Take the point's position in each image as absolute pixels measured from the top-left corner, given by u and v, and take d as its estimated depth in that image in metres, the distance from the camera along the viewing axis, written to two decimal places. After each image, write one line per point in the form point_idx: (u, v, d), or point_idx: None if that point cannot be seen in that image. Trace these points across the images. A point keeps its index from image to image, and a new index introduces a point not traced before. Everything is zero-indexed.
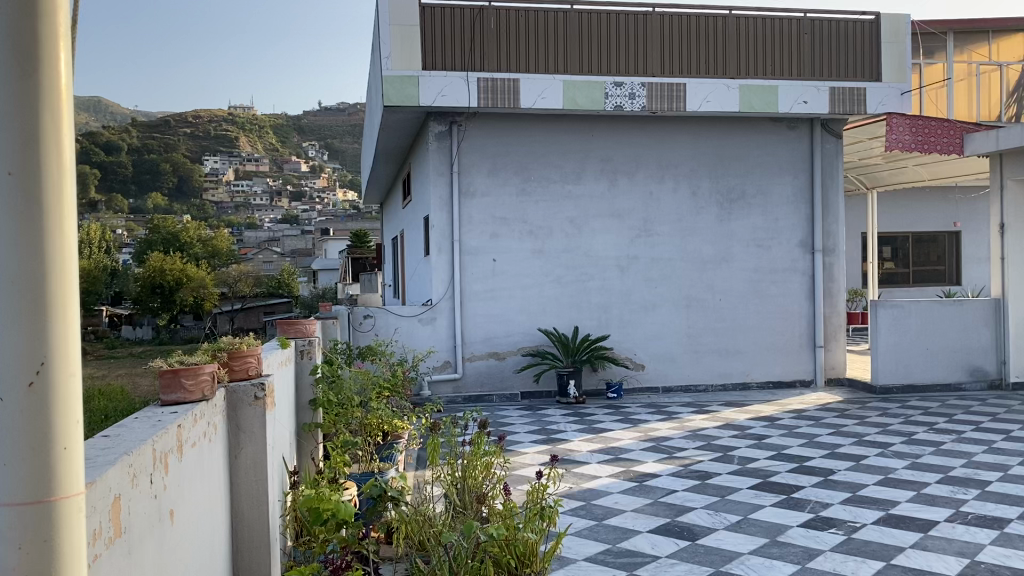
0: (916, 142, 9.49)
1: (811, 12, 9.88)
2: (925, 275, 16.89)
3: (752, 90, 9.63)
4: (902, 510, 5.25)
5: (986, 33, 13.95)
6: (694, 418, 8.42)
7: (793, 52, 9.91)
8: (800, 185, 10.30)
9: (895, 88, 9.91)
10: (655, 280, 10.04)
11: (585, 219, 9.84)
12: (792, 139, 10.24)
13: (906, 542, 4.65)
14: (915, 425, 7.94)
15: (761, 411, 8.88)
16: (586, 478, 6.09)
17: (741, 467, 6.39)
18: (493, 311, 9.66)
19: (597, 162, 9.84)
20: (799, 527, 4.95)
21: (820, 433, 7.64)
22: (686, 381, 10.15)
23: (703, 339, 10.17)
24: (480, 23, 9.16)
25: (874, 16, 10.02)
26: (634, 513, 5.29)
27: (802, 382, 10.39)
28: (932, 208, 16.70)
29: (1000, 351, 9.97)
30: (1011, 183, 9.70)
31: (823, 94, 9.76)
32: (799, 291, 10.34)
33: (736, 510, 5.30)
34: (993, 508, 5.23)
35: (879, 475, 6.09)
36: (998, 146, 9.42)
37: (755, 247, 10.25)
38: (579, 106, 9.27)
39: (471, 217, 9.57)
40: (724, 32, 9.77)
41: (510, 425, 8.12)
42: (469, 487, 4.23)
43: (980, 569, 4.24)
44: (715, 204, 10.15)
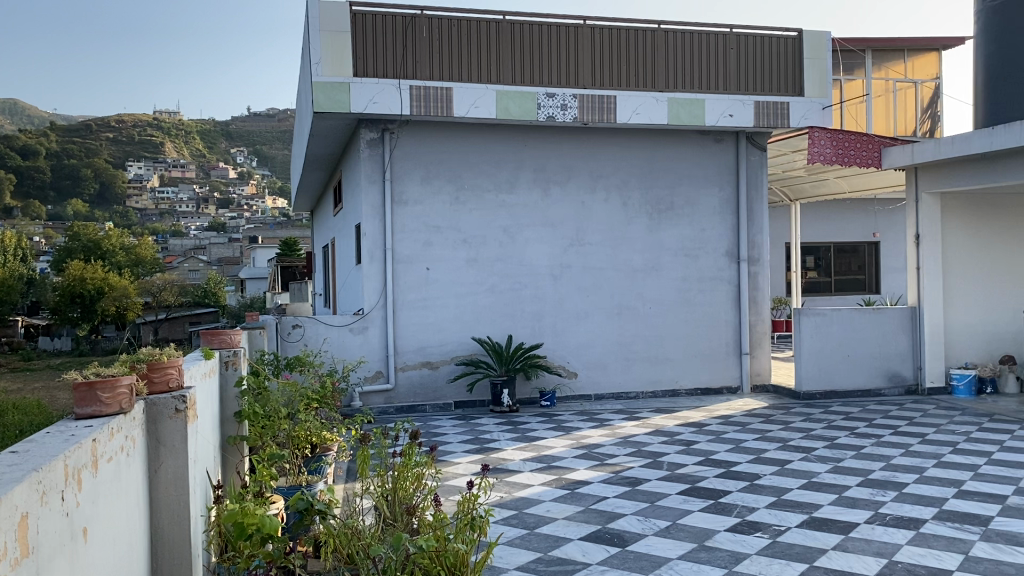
0: (836, 154, 9.79)
1: (737, 27, 10.11)
2: (847, 283, 17.42)
3: (680, 103, 9.86)
4: (824, 513, 5.39)
5: (902, 51, 14.45)
6: (625, 425, 8.51)
7: (720, 66, 10.13)
8: (727, 196, 10.54)
9: (817, 103, 10.25)
10: (587, 289, 10.12)
11: (519, 229, 9.88)
12: (719, 151, 10.47)
13: (828, 544, 4.78)
14: (838, 430, 8.18)
15: (690, 417, 9.02)
16: (518, 487, 6.09)
17: (671, 473, 6.48)
18: (425, 320, 9.60)
19: (530, 172, 9.89)
20: (726, 532, 5.04)
21: (746, 438, 7.80)
22: (618, 388, 10.25)
23: (635, 347, 10.29)
24: (412, 31, 9.11)
25: (797, 32, 10.31)
26: (565, 521, 5.30)
27: (729, 389, 10.60)
28: (852, 220, 17.29)
29: (917, 357, 10.35)
30: (925, 196, 10.12)
31: (748, 108, 10.04)
32: (726, 300, 10.56)
33: (666, 516, 5.37)
34: (909, 509, 5.42)
35: (803, 479, 6.25)
36: (913, 159, 9.80)
37: (684, 257, 10.43)
38: (512, 116, 9.34)
39: (403, 225, 9.50)
40: (654, 46, 9.94)
41: (442, 435, 8.06)
42: (399, 499, 4.18)
43: (897, 568, 4.37)
44: (646, 214, 10.30)
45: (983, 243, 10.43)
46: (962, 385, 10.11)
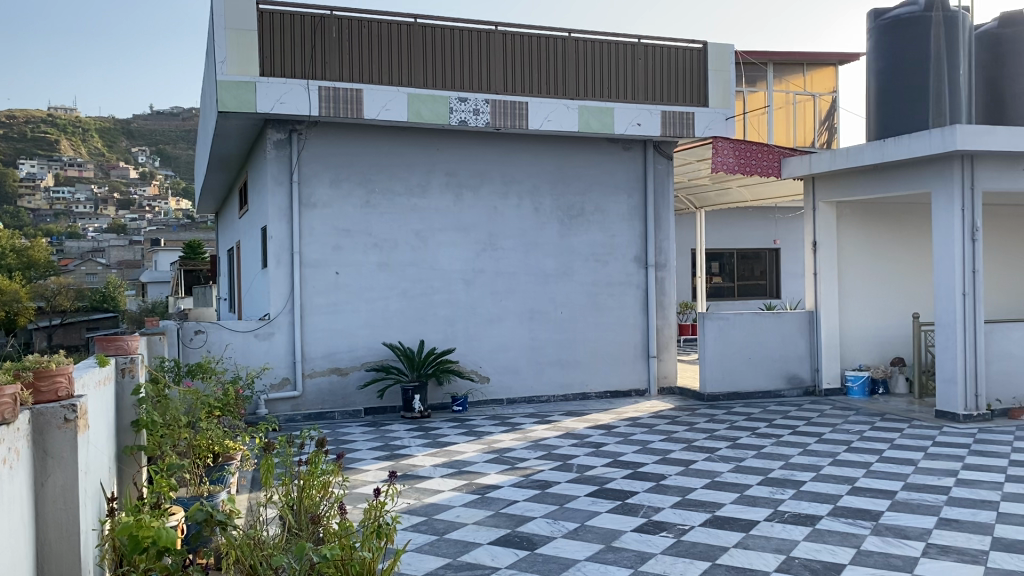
0: (739, 164, 10.12)
1: (645, 38, 10.33)
2: (749, 288, 18.01)
3: (590, 112, 10.02)
4: (726, 511, 5.54)
5: (801, 65, 14.98)
6: (536, 429, 8.55)
7: (628, 75, 10.33)
8: (635, 203, 10.75)
9: (721, 114, 10.57)
10: (499, 293, 10.15)
11: (430, 233, 9.83)
12: (628, 159, 10.67)
13: (729, 542, 4.92)
14: (739, 430, 8.42)
15: (599, 419, 9.15)
16: (428, 493, 6.05)
17: (580, 475, 6.55)
18: (335, 325, 9.45)
19: (442, 176, 9.86)
20: (632, 532, 5.12)
21: (653, 439, 7.97)
22: (529, 392, 10.31)
23: (546, 350, 10.37)
24: (321, 32, 8.97)
25: (701, 44, 10.60)
26: (475, 526, 5.29)
27: (637, 392, 10.80)
28: (754, 227, 17.89)
29: (814, 359, 10.76)
30: (822, 205, 10.53)
31: (656, 117, 10.30)
32: (634, 304, 10.76)
33: (574, 518, 5.42)
34: (806, 507, 5.63)
35: (707, 479, 6.42)
36: (810, 170, 10.21)
37: (594, 262, 10.58)
38: (423, 119, 9.29)
39: (312, 228, 9.34)
40: (564, 54, 10.07)
41: (351, 442, 7.94)
42: (305, 508, 4.09)
43: (794, 564, 4.53)
44: (557, 219, 10.41)
45: (874, 250, 10.93)
46: (856, 386, 10.59)
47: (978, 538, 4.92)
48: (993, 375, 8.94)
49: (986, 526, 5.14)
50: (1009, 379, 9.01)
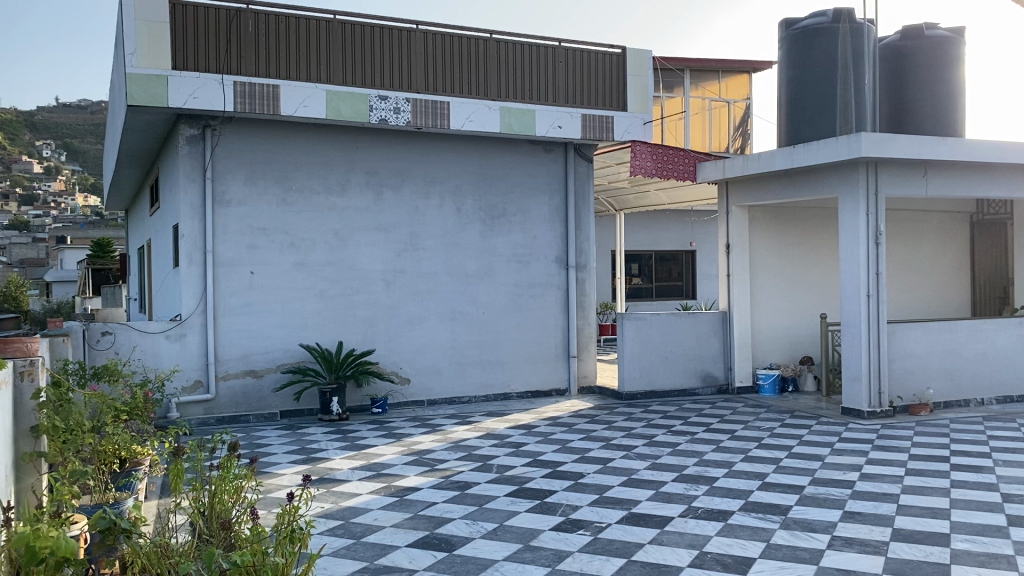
0: (656, 168, 10.31)
1: (565, 41, 10.43)
2: (666, 290, 18.38)
3: (511, 113, 10.07)
4: (642, 508, 5.64)
5: (717, 72, 15.36)
6: (456, 430, 8.54)
7: (549, 77, 10.41)
8: (555, 204, 10.85)
9: (639, 118, 10.76)
10: (420, 294, 10.10)
11: (350, 232, 9.71)
12: (549, 161, 10.75)
13: (645, 538, 5.01)
14: (656, 428, 8.59)
15: (519, 419, 9.19)
16: (345, 496, 5.97)
17: (500, 475, 6.57)
18: (251, 326, 9.24)
19: (361, 175, 9.75)
20: (550, 531, 5.17)
21: (572, 438, 8.05)
22: (450, 393, 10.28)
23: (467, 351, 10.36)
24: (237, 25, 8.75)
25: (620, 49, 10.77)
26: (393, 528, 5.25)
27: (558, 391, 10.90)
28: (671, 229, 18.27)
29: (727, 359, 11.05)
30: (735, 209, 10.85)
31: (576, 120, 10.41)
32: (555, 304, 10.85)
33: (493, 518, 5.43)
34: (719, 502, 5.77)
35: (624, 476, 6.52)
36: (724, 174, 10.50)
37: (515, 263, 10.63)
38: (343, 117, 9.18)
39: (226, 227, 9.11)
40: (486, 54, 10.08)
41: (266, 446, 7.77)
42: (216, 514, 3.98)
43: (707, 558, 4.65)
44: (478, 220, 10.41)
45: (784, 252, 11.30)
46: (767, 384, 10.90)
47: (879, 529, 5.14)
48: (895, 373, 9.34)
49: (886, 517, 5.37)
50: (910, 377, 9.43)
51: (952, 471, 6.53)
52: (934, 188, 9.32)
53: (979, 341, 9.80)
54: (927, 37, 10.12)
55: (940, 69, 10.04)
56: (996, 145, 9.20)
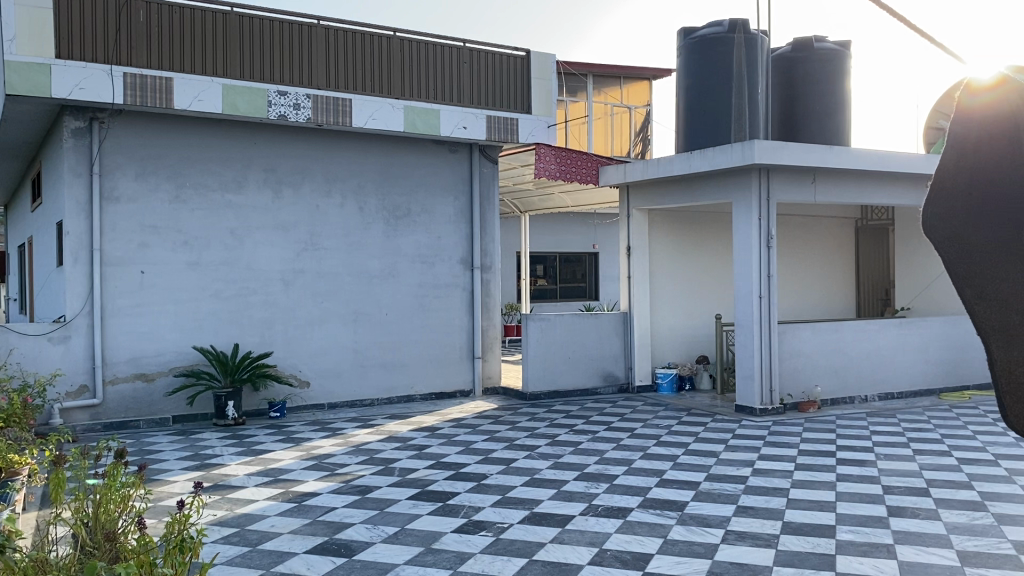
0: (560, 170, 10.42)
1: (469, 42, 10.43)
2: (569, 291, 18.61)
3: (415, 112, 10.01)
4: (544, 507, 5.69)
5: (619, 78, 15.68)
6: (357, 433, 8.40)
7: (453, 77, 10.37)
8: (460, 205, 10.82)
9: (543, 121, 10.87)
10: (321, 295, 9.90)
11: (247, 231, 9.45)
12: (454, 161, 10.72)
13: (546, 537, 5.05)
14: (559, 428, 8.67)
15: (422, 422, 9.12)
16: (240, 503, 5.79)
17: (401, 479, 6.50)
18: (140, 327, 8.87)
19: (259, 172, 9.51)
20: (452, 533, 5.15)
21: (475, 439, 8.05)
22: (352, 396, 10.10)
23: (369, 354, 10.21)
24: (127, 15, 8.39)
25: (525, 53, 10.85)
26: (290, 535, 5.13)
27: (462, 393, 10.87)
28: (574, 231, 18.52)
29: (628, 358, 11.26)
30: (636, 213, 11.09)
31: (481, 121, 10.45)
32: (459, 305, 10.81)
33: (394, 522, 5.37)
34: (619, 500, 5.87)
35: (526, 476, 6.55)
36: (625, 177, 10.73)
37: (419, 264, 10.54)
38: (240, 112, 8.94)
39: (115, 224, 8.73)
40: (389, 53, 9.98)
41: (157, 452, 7.46)
42: (100, 525, 3.78)
43: (606, 556, 4.72)
44: (381, 220, 10.28)
45: (682, 255, 11.61)
46: (665, 383, 11.17)
47: (770, 523, 5.33)
48: (786, 371, 9.73)
49: (777, 511, 5.57)
50: (799, 375, 9.83)
51: (838, 466, 6.84)
52: (821, 194, 9.75)
53: (863, 341, 10.29)
54: (816, 50, 10.57)
55: (828, 80, 10.50)
56: (879, 155, 9.68)
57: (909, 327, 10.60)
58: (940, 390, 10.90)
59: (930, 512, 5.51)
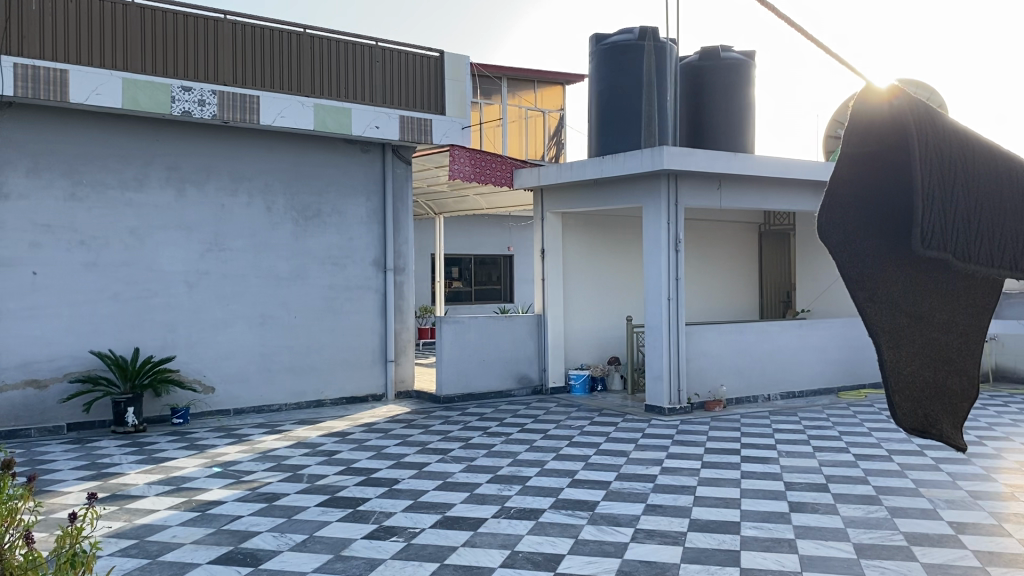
0: (474, 173, 10.41)
1: (382, 41, 10.31)
2: (484, 293, 18.62)
3: (326, 111, 9.86)
4: (456, 511, 5.65)
5: (533, 82, 15.81)
6: (265, 439, 8.20)
7: (365, 77, 10.24)
8: (372, 206, 10.68)
9: (457, 122, 10.83)
10: (226, 297, 9.62)
11: (148, 230, 9.11)
12: (366, 162, 10.58)
13: (457, 541, 5.02)
14: (472, 430, 8.66)
15: (333, 427, 8.96)
16: (139, 514, 5.57)
17: (310, 485, 6.36)
18: (32, 331, 8.45)
19: (162, 170, 9.18)
20: (362, 539, 5.07)
21: (387, 444, 7.96)
22: (259, 401, 9.85)
23: (278, 357, 9.97)
24: (18, 2, 7.99)
25: (438, 54, 10.80)
26: (192, 545, 4.95)
27: (374, 397, 10.73)
28: (490, 233, 18.53)
29: (541, 360, 11.33)
30: (549, 215, 11.18)
31: (393, 121, 10.35)
32: (371, 308, 10.66)
33: (302, 530, 5.25)
34: (530, 501, 5.89)
35: (438, 480, 6.51)
36: (538, 181, 10.79)
37: (331, 266, 10.36)
38: (141, 107, 8.63)
39: (4, 222, 8.29)
40: (299, 50, 9.78)
41: (51, 462, 7.10)
42: None
43: (518, 558, 4.72)
44: (290, 221, 10.06)
45: (595, 258, 11.76)
46: (578, 383, 11.28)
47: (677, 521, 5.43)
48: (693, 371, 9.97)
49: (684, 509, 5.69)
50: (705, 375, 10.08)
51: (742, 463, 7.03)
52: (727, 199, 10.01)
53: (766, 342, 10.63)
54: (723, 59, 10.88)
55: (734, 89, 10.81)
56: (781, 162, 10.03)
57: (809, 328, 11.00)
58: (838, 388, 11.34)
59: (828, 506, 5.73)
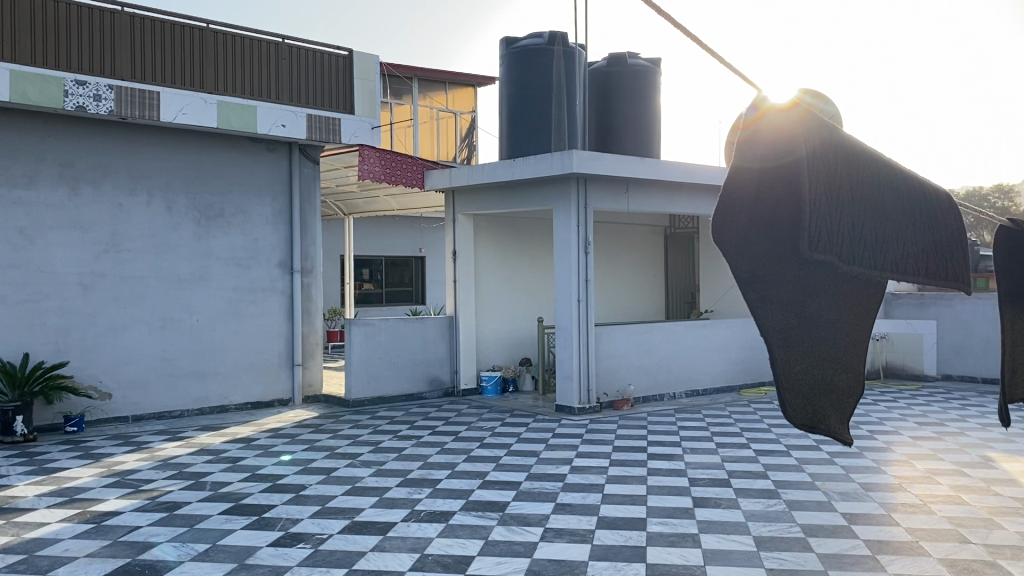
0: (385, 173, 10.30)
1: (289, 38, 10.12)
2: (395, 295, 18.45)
3: (230, 108, 9.62)
4: (364, 516, 5.59)
5: (444, 83, 15.80)
6: (166, 447, 7.93)
7: (272, 74, 10.03)
8: (279, 206, 10.46)
9: (367, 122, 10.71)
10: (124, 299, 9.27)
11: (39, 230, 8.71)
12: (272, 161, 10.35)
13: (366, 546, 4.97)
14: (382, 434, 8.57)
15: (237, 433, 8.73)
16: (29, 527, 5.31)
17: (213, 493, 6.19)
18: None
19: (54, 167, 8.80)
20: (268, 547, 4.96)
21: (295, 449, 7.80)
22: (159, 408, 9.51)
23: (179, 362, 9.64)
24: None
25: (347, 52, 10.65)
26: (86, 558, 4.75)
27: (280, 402, 10.50)
28: (401, 235, 18.39)
29: (453, 362, 11.32)
30: (461, 217, 11.19)
31: (300, 120, 10.18)
32: (277, 310, 10.43)
33: (204, 539, 5.10)
34: (441, 504, 5.88)
35: (347, 485, 6.42)
36: (450, 182, 10.79)
37: (235, 267, 10.10)
38: (31, 101, 8.26)
39: None
40: (202, 45, 9.50)
41: None
42: None
43: (427, 561, 4.70)
44: (193, 221, 9.76)
45: (507, 260, 11.81)
46: (490, 385, 11.27)
47: (586, 518, 5.51)
48: (602, 371, 10.13)
49: (593, 507, 5.78)
50: (613, 375, 10.25)
51: (649, 461, 7.19)
52: (635, 203, 10.20)
53: (672, 342, 10.89)
54: (630, 65, 11.06)
55: (641, 94, 11.02)
56: (686, 167, 10.29)
57: (712, 327, 11.33)
58: (740, 386, 11.71)
59: (730, 501, 5.91)
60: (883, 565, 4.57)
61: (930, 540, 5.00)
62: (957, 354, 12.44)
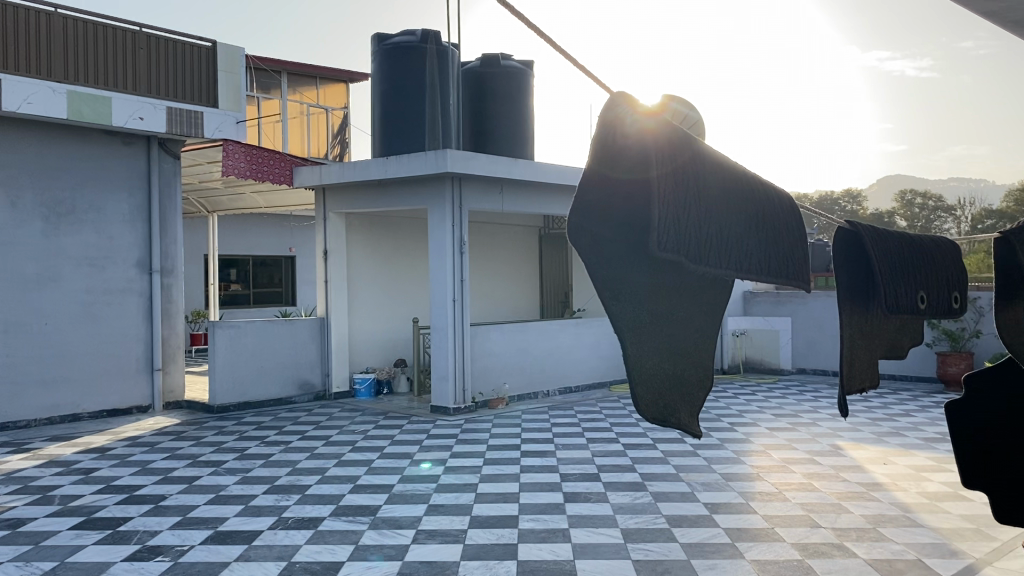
0: (251, 170, 9.96)
1: (146, 27, 9.68)
2: (263, 296, 17.90)
3: (82, 98, 9.07)
4: (229, 525, 5.39)
5: (314, 79, 15.47)
6: (9, 460, 7.39)
7: (128, 63, 9.54)
8: (136, 203, 9.95)
9: (231, 117, 10.35)
10: None
11: None
12: (128, 155, 9.84)
13: (230, 556, 4.79)
14: (248, 440, 8.29)
15: (91, 443, 8.24)
16: None
17: (62, 507, 5.81)
18: None
19: None
20: (122, 562, 4.70)
21: (154, 458, 7.44)
22: (2, 418, 8.85)
23: (25, 369, 9.01)
24: None
25: (210, 44, 10.26)
26: None
27: (139, 409, 9.98)
28: (269, 233, 17.86)
29: (324, 365, 11.09)
30: (332, 215, 10.97)
31: (160, 112, 9.71)
32: (135, 312, 9.92)
33: (51, 557, 4.78)
34: (310, 510, 5.74)
35: (209, 494, 6.18)
36: (320, 180, 10.57)
37: (87, 267, 9.53)
38: None
39: None
40: (49, 30, 8.94)
41: None
42: None
43: (294, 569, 4.58)
44: (40, 218, 9.15)
45: (380, 260, 11.67)
46: (364, 388, 11.13)
47: (459, 519, 5.51)
48: (477, 370, 10.15)
49: (466, 507, 5.78)
50: (488, 374, 10.29)
51: (521, 458, 7.26)
52: (509, 204, 10.29)
53: (546, 340, 11.05)
54: (503, 67, 11.15)
55: (515, 96, 11.12)
56: (559, 170, 10.46)
57: (585, 327, 11.57)
58: (611, 381, 12.02)
59: (599, 495, 6.05)
60: (742, 552, 4.78)
61: (785, 525, 5.28)
62: (811, 348, 13.22)
